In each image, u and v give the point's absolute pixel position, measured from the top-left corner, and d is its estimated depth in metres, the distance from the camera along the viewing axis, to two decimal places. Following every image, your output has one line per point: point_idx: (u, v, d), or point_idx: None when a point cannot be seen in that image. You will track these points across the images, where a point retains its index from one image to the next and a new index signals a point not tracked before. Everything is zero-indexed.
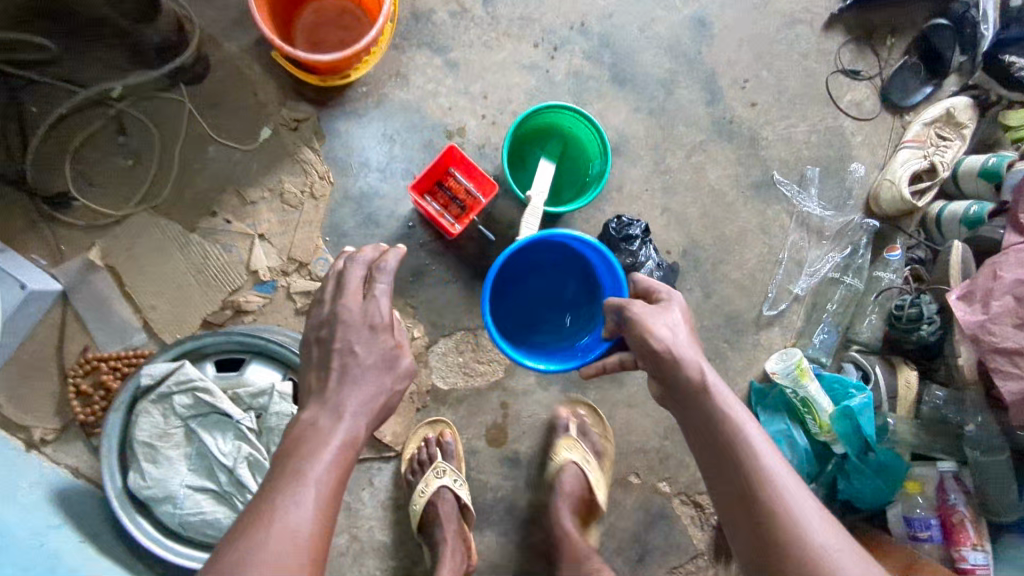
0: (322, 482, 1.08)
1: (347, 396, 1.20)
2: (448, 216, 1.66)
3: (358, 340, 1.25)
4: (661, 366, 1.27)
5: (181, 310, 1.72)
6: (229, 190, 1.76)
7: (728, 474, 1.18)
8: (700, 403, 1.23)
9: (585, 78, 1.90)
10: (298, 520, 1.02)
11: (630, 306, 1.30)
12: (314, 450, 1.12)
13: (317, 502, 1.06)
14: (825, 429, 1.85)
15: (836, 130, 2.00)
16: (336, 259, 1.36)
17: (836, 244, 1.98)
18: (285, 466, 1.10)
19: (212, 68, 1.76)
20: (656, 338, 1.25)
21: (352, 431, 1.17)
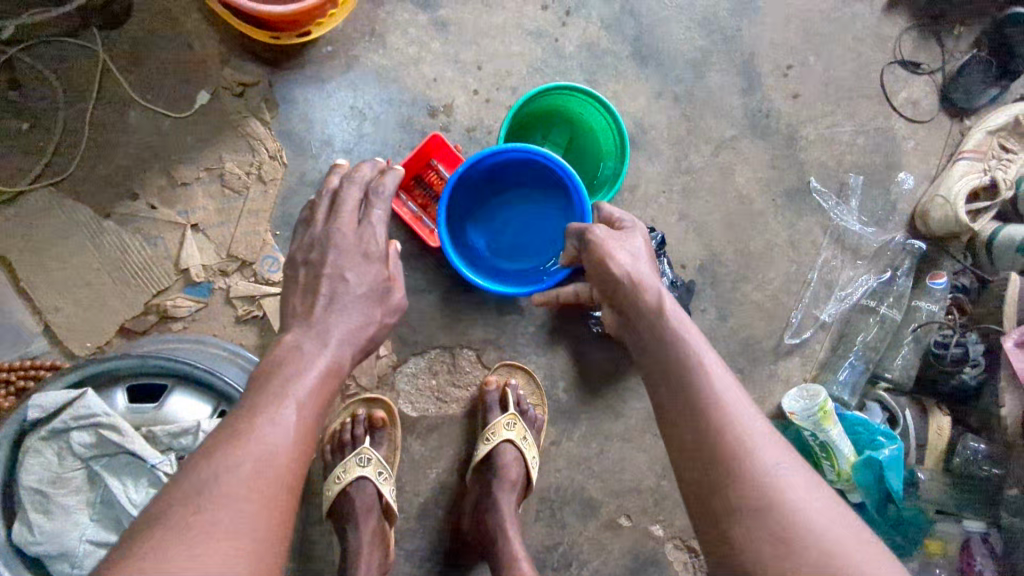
0: (307, 407, 0.87)
1: (339, 324, 0.99)
2: (427, 220, 1.40)
3: (350, 266, 1.05)
4: (616, 295, 1.05)
5: (91, 313, 1.40)
6: (155, 166, 1.41)
7: (666, 405, 0.93)
8: (656, 337, 0.98)
9: (602, 52, 1.58)
10: (277, 440, 0.81)
11: (589, 229, 1.10)
12: (296, 370, 0.91)
13: (300, 422, 0.85)
14: (843, 478, 1.61)
15: (885, 131, 1.72)
16: (330, 175, 1.18)
17: (873, 265, 1.71)
18: (257, 391, 0.88)
19: (137, 10, 1.40)
20: (611, 262, 1.05)
21: (340, 357, 0.96)
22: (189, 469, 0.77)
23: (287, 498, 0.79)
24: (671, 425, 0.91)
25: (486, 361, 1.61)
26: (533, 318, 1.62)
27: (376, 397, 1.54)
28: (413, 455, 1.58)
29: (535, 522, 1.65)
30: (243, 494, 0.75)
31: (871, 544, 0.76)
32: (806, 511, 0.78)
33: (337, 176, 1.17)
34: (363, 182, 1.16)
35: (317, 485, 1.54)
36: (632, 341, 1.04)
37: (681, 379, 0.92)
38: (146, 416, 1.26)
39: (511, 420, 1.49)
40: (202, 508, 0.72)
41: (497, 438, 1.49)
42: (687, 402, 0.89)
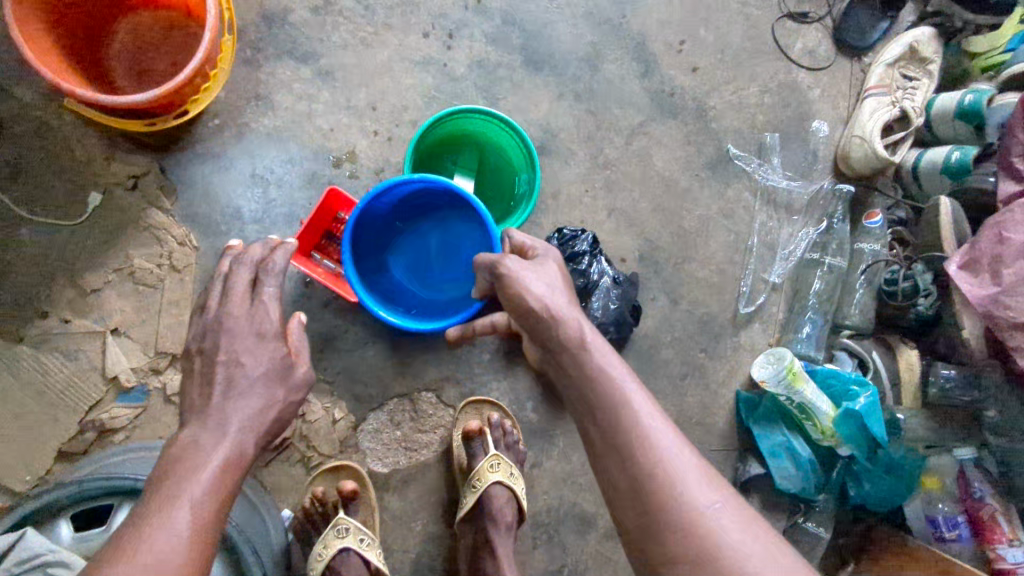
0: (202, 504, 0.83)
1: (236, 410, 0.94)
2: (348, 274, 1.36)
3: (244, 348, 1.00)
4: (533, 326, 1.00)
5: (22, 446, 1.32)
6: (60, 279, 1.35)
7: (593, 432, 0.91)
8: (579, 370, 0.94)
9: (493, 67, 1.56)
10: (167, 548, 0.77)
11: (498, 263, 1.03)
12: (190, 465, 0.86)
13: (195, 522, 0.81)
14: (827, 435, 1.59)
15: (789, 85, 1.72)
16: (220, 260, 1.13)
17: (808, 218, 1.71)
18: (151, 494, 0.83)
19: (7, 125, 1.34)
20: (526, 295, 0.99)
21: (242, 445, 0.92)
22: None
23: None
24: (601, 461, 0.89)
25: (448, 400, 1.56)
26: (486, 345, 1.58)
27: (341, 464, 1.45)
28: (394, 512, 1.52)
29: (535, 549, 1.59)
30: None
31: (792, 564, 0.79)
32: (730, 536, 0.79)
33: (228, 258, 1.12)
34: (254, 263, 1.10)
35: (301, 566, 1.47)
36: (553, 369, 1.01)
37: (608, 415, 0.89)
38: (93, 543, 1.20)
39: (494, 460, 1.44)
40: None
41: (484, 482, 1.43)
42: (616, 441, 0.87)
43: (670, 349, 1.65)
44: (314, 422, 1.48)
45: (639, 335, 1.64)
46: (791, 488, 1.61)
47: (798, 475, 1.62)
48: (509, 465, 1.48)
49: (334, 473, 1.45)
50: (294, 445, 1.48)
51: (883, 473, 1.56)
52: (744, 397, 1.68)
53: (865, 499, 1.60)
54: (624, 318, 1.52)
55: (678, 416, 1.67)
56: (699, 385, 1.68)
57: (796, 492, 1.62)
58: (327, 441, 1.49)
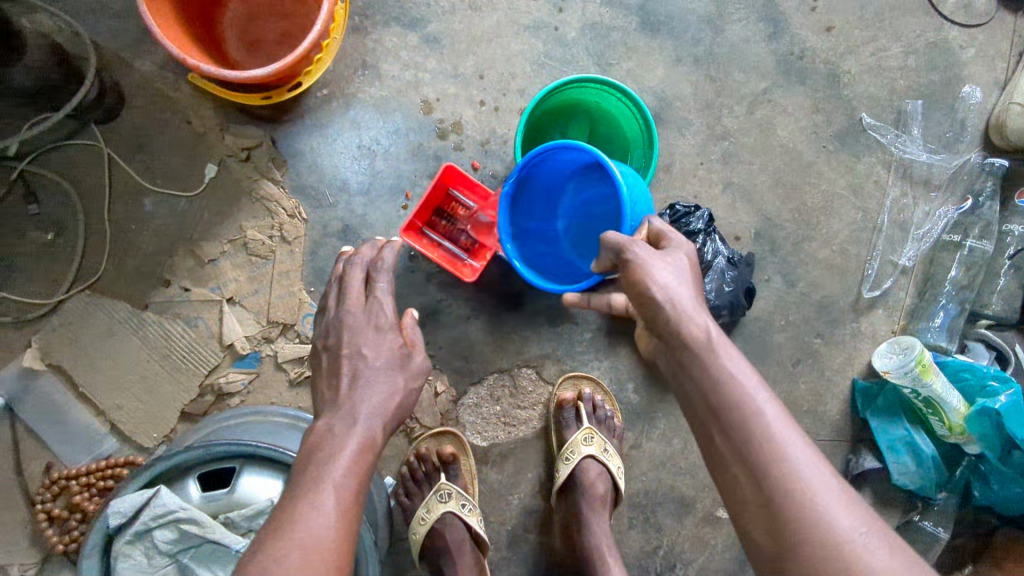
0: (344, 485, 0.85)
1: (366, 398, 0.95)
2: (460, 253, 1.33)
3: (366, 341, 1.01)
4: (654, 321, 0.90)
5: (150, 406, 1.40)
6: (181, 248, 1.40)
7: (719, 449, 0.80)
8: (703, 374, 0.82)
9: (607, 30, 1.46)
10: (320, 526, 0.80)
11: (626, 246, 0.93)
12: (329, 451, 0.89)
13: (340, 502, 0.83)
14: (956, 431, 1.46)
15: (937, 45, 1.54)
16: (336, 265, 1.17)
17: (950, 195, 1.54)
18: (297, 476, 0.87)
19: (129, 97, 1.38)
20: (653, 289, 0.89)
21: (372, 432, 0.92)
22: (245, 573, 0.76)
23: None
24: (728, 476, 0.78)
25: (548, 376, 1.54)
26: (589, 323, 1.54)
27: (443, 429, 1.48)
28: (492, 485, 1.53)
29: (631, 530, 1.57)
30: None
31: None
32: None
33: (341, 263, 1.14)
34: (366, 263, 1.13)
35: (402, 530, 1.52)
36: (670, 371, 0.89)
37: (736, 427, 0.77)
38: (220, 502, 1.26)
39: (588, 434, 1.43)
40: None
41: (578, 455, 1.42)
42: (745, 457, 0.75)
43: (784, 334, 1.56)
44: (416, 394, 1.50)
45: (751, 318, 1.55)
46: (908, 485, 1.51)
47: (920, 473, 1.51)
48: (605, 441, 1.47)
49: (436, 439, 1.48)
50: None
51: (1017, 476, 1.42)
52: (861, 386, 1.57)
53: (992, 501, 1.50)
54: (738, 300, 1.43)
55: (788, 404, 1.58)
56: (813, 372, 1.58)
57: (914, 489, 1.52)
58: (428, 413, 1.50)
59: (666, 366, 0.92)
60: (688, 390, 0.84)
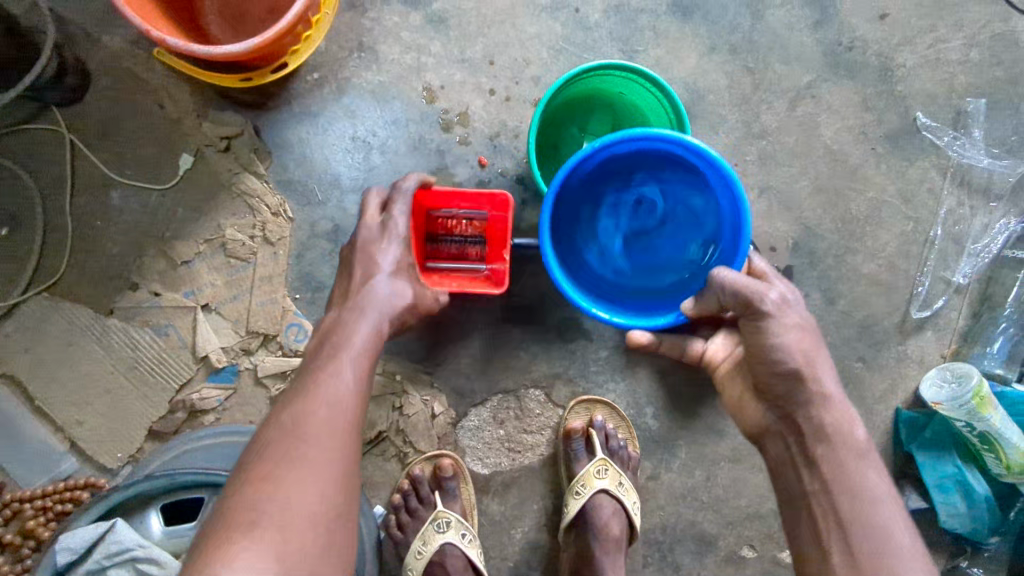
0: (360, 362, 0.93)
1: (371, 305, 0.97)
2: (476, 265, 1.13)
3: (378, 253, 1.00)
4: (783, 391, 0.92)
5: (114, 423, 1.26)
6: (151, 248, 1.25)
7: (823, 517, 0.86)
8: (839, 473, 0.87)
9: (633, 13, 1.31)
10: (337, 396, 0.89)
11: (759, 295, 0.91)
12: (347, 326, 0.96)
13: (358, 373, 0.92)
14: (1015, 471, 1.31)
15: (1003, 38, 1.38)
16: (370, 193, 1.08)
17: (1013, 205, 1.38)
18: (315, 356, 0.94)
19: (95, 77, 1.22)
20: (790, 353, 0.90)
21: (379, 325, 0.98)
22: (274, 430, 0.86)
23: (355, 443, 0.88)
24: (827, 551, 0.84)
25: (558, 399, 1.38)
26: (606, 340, 1.38)
27: (439, 451, 1.33)
28: (493, 517, 1.38)
29: (646, 569, 1.41)
30: (326, 440, 0.85)
31: None
32: None
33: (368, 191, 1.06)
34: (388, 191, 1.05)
35: (392, 565, 1.37)
36: (784, 448, 0.94)
37: (867, 526, 0.83)
38: (186, 538, 1.11)
39: (602, 465, 1.29)
40: (301, 453, 0.83)
41: (590, 489, 1.28)
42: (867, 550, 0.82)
43: None
44: (411, 415, 1.34)
45: None
46: (958, 528, 1.36)
47: (972, 515, 1.35)
48: (619, 473, 1.32)
49: (431, 460, 1.33)
50: (390, 437, 1.35)
51: None
52: (906, 416, 1.41)
53: None
54: None
55: None
56: (852, 399, 1.42)
57: (965, 533, 1.36)
58: (423, 437, 1.34)
59: (773, 440, 0.96)
60: (811, 478, 0.89)
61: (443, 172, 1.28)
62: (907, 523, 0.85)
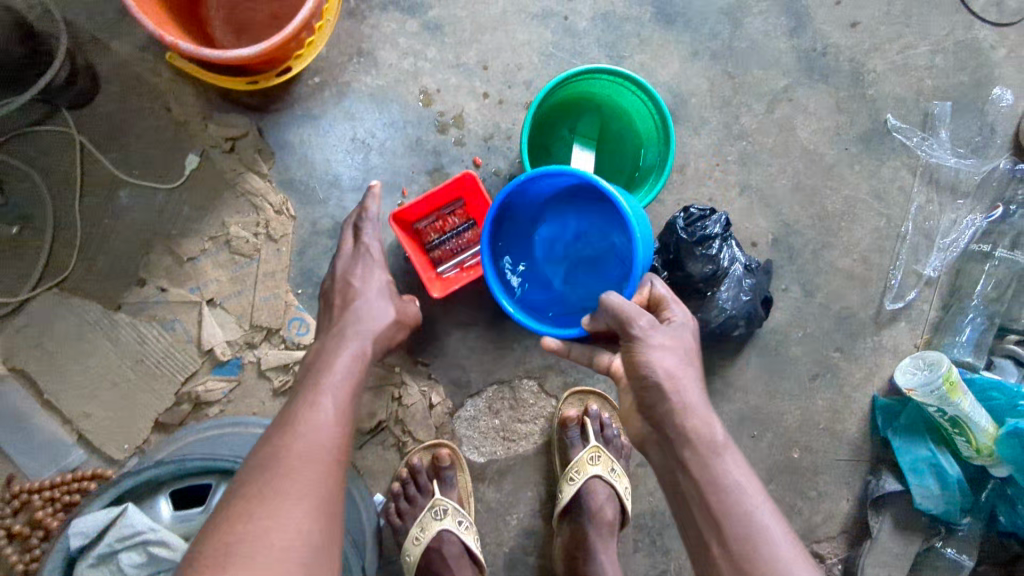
0: (342, 389, 0.94)
1: (361, 322, 1.03)
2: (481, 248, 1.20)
3: (356, 275, 1.09)
4: (650, 404, 0.91)
5: (122, 415, 1.30)
6: (158, 245, 1.29)
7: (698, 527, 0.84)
8: (707, 477, 0.85)
9: (619, 21, 1.38)
10: (323, 422, 0.89)
11: (632, 319, 0.92)
12: (329, 357, 0.98)
13: (339, 405, 0.92)
14: (982, 454, 1.38)
15: (967, 44, 1.46)
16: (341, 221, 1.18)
17: (978, 202, 1.46)
18: (298, 387, 0.95)
19: (105, 81, 1.27)
20: (655, 370, 0.90)
21: (361, 348, 1.00)
22: (252, 467, 0.86)
23: (338, 472, 0.88)
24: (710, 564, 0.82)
25: (551, 389, 1.44)
26: None
27: (437, 441, 1.38)
28: (489, 504, 1.43)
29: (636, 553, 1.47)
30: (300, 472, 0.84)
31: None
32: None
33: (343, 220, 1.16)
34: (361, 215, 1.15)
35: (391, 552, 1.41)
36: (663, 459, 0.92)
37: (737, 527, 0.81)
38: (195, 523, 1.15)
39: (596, 452, 1.35)
40: (275, 487, 0.82)
41: (585, 474, 1.33)
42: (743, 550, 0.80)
43: (801, 346, 1.47)
44: (409, 405, 1.39)
45: (766, 329, 1.46)
46: (932, 510, 1.41)
47: (944, 497, 1.40)
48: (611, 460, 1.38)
49: (430, 449, 1.38)
50: (389, 428, 1.40)
51: None
52: (882, 403, 1.48)
53: (1018, 527, 1.40)
54: (755, 310, 1.36)
55: (804, 420, 1.49)
56: (831, 387, 1.49)
57: (938, 514, 1.41)
58: (421, 427, 1.39)
59: (654, 449, 0.94)
60: (684, 481, 0.87)
61: (439, 172, 1.34)
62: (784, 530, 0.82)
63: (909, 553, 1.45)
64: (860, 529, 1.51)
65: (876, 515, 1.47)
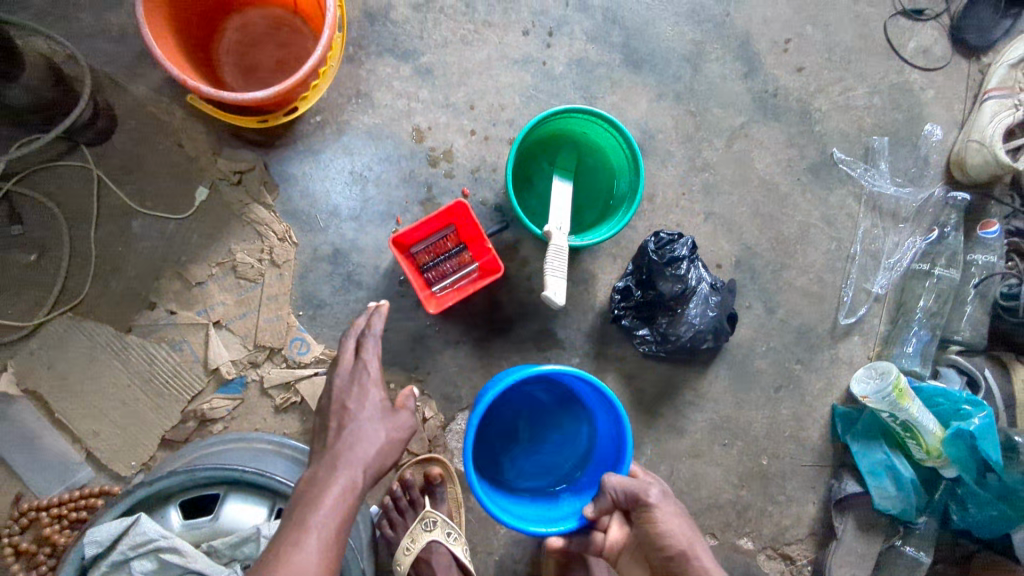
0: (328, 520, 0.91)
1: (351, 450, 1.00)
2: (470, 265, 1.32)
3: (351, 396, 1.07)
4: (670, 568, 1.00)
5: (129, 434, 1.36)
6: (169, 271, 1.38)
7: None
8: None
9: (592, 65, 1.53)
10: (306, 561, 0.86)
11: (643, 489, 1.03)
12: (319, 487, 0.95)
13: (324, 541, 0.89)
14: (933, 455, 1.48)
15: (901, 86, 1.64)
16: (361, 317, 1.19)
17: (916, 226, 1.62)
18: (283, 523, 0.92)
19: (122, 121, 1.38)
20: (675, 536, 1.00)
21: (353, 477, 0.97)
22: None
23: None
24: None
25: None
26: (577, 349, 1.53)
27: (429, 456, 1.47)
28: (479, 513, 1.51)
29: None
30: None
31: None
32: None
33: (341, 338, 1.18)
34: (358, 332, 1.16)
35: (387, 562, 1.48)
36: None
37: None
38: (203, 530, 1.21)
39: None
40: None
41: None
42: None
43: (764, 358, 1.60)
44: None
45: (733, 344, 1.59)
46: (891, 509, 1.51)
47: (900, 496, 1.51)
48: None
49: (422, 464, 1.47)
50: None
51: (994, 499, 1.44)
52: (841, 410, 1.60)
53: (969, 525, 1.50)
54: (721, 325, 1.46)
55: (770, 428, 1.61)
56: (794, 397, 1.61)
57: (897, 514, 1.52)
58: (415, 440, 1.48)
59: None
60: None
61: (431, 202, 1.46)
62: None
63: (872, 552, 1.55)
64: (826, 531, 1.61)
65: (840, 517, 1.58)
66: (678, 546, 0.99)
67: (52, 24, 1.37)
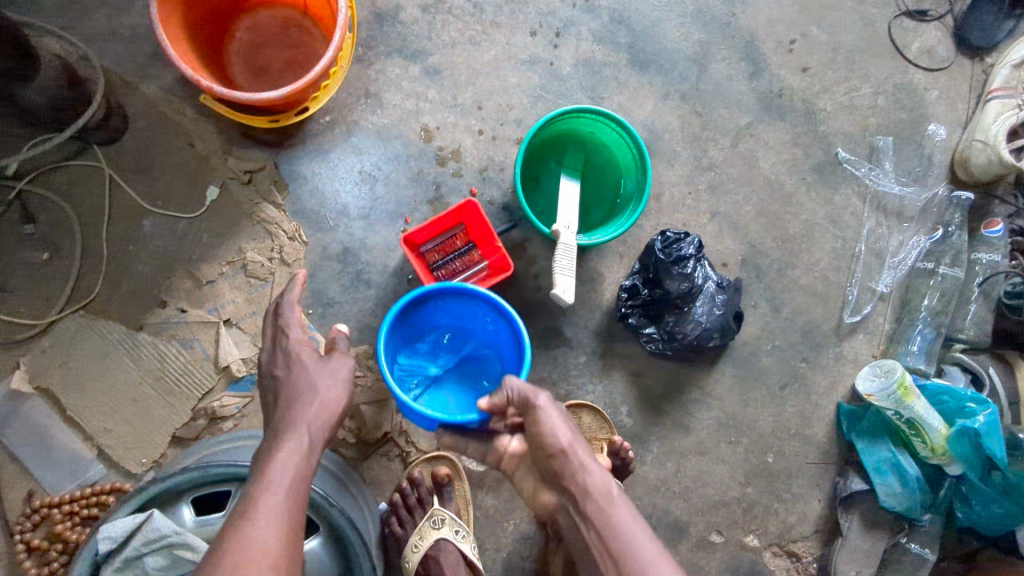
0: (277, 484, 0.89)
1: (288, 416, 0.98)
2: (477, 263, 1.32)
3: (281, 363, 1.05)
4: (552, 467, 0.99)
5: (140, 431, 1.37)
6: (179, 270, 1.39)
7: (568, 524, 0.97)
8: (596, 507, 0.93)
9: (599, 66, 1.54)
10: (256, 525, 0.83)
11: (531, 394, 1.01)
12: (263, 462, 0.92)
13: (276, 505, 0.87)
14: (937, 452, 1.50)
15: (905, 86, 1.65)
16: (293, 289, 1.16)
17: (921, 225, 1.63)
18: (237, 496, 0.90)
19: (134, 121, 1.39)
20: (557, 438, 0.98)
21: (298, 441, 0.95)
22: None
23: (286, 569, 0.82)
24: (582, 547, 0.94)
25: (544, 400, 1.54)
26: (584, 347, 1.54)
27: (438, 455, 1.48)
28: (487, 511, 1.51)
29: None
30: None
31: None
32: None
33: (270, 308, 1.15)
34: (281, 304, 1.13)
35: (395, 559, 1.49)
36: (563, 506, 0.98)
37: (630, 567, 0.87)
38: (214, 527, 1.21)
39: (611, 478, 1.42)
40: None
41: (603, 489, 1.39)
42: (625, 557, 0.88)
43: (770, 356, 1.61)
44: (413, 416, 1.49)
45: (739, 342, 1.60)
46: (896, 506, 1.52)
47: (905, 493, 1.52)
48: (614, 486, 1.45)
49: (430, 462, 1.48)
50: (393, 439, 1.49)
51: (998, 496, 1.45)
52: (846, 408, 1.61)
53: (974, 521, 1.52)
54: (728, 323, 1.48)
55: (776, 426, 1.62)
56: (799, 395, 1.62)
57: (902, 511, 1.53)
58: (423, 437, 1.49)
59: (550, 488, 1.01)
60: (579, 515, 0.94)
61: (439, 201, 1.47)
62: (648, 532, 0.91)
63: (877, 549, 1.56)
64: (832, 528, 1.62)
65: (846, 514, 1.58)
66: (560, 450, 0.97)
67: (65, 25, 1.38)
